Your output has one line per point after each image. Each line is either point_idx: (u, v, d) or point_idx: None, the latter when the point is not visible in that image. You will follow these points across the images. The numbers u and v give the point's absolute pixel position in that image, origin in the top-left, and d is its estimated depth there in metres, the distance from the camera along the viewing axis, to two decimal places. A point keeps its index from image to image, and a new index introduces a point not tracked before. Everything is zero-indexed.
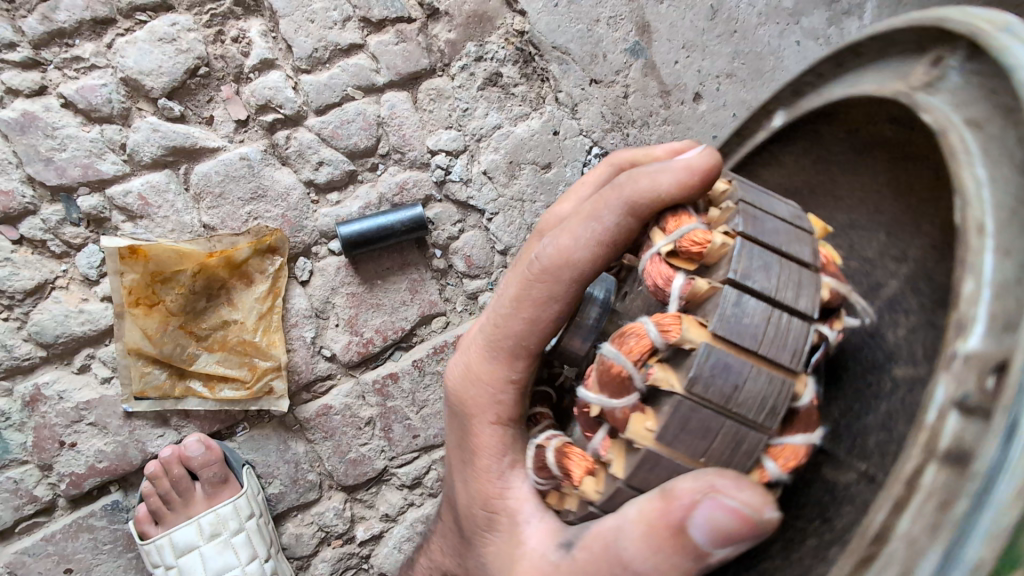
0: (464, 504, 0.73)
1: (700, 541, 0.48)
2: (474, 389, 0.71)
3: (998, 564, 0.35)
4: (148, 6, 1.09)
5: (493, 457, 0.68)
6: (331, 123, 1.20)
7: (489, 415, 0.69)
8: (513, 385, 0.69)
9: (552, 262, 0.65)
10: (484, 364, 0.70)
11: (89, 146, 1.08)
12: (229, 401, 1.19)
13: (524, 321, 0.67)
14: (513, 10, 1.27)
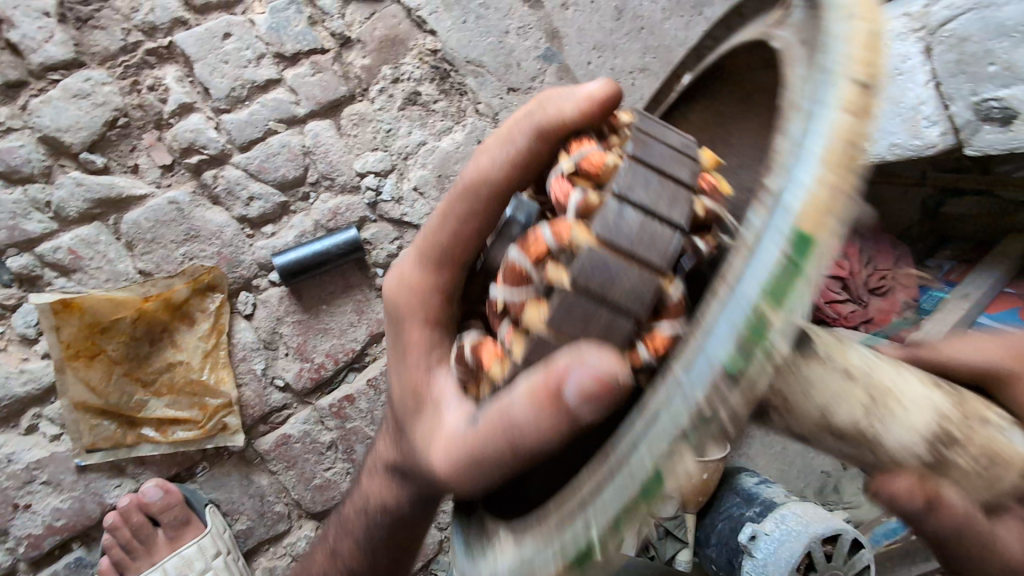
0: (395, 399, 0.68)
1: (575, 410, 0.45)
2: (405, 303, 0.67)
3: (748, 338, 0.36)
4: (60, 66, 1.11)
5: (421, 355, 0.65)
6: (257, 158, 1.23)
7: (417, 316, 0.66)
8: (442, 293, 0.67)
9: (470, 177, 0.65)
10: (416, 274, 0.68)
11: (14, 208, 1.10)
12: (184, 442, 1.20)
13: (450, 232, 0.66)
14: (423, 31, 1.31)
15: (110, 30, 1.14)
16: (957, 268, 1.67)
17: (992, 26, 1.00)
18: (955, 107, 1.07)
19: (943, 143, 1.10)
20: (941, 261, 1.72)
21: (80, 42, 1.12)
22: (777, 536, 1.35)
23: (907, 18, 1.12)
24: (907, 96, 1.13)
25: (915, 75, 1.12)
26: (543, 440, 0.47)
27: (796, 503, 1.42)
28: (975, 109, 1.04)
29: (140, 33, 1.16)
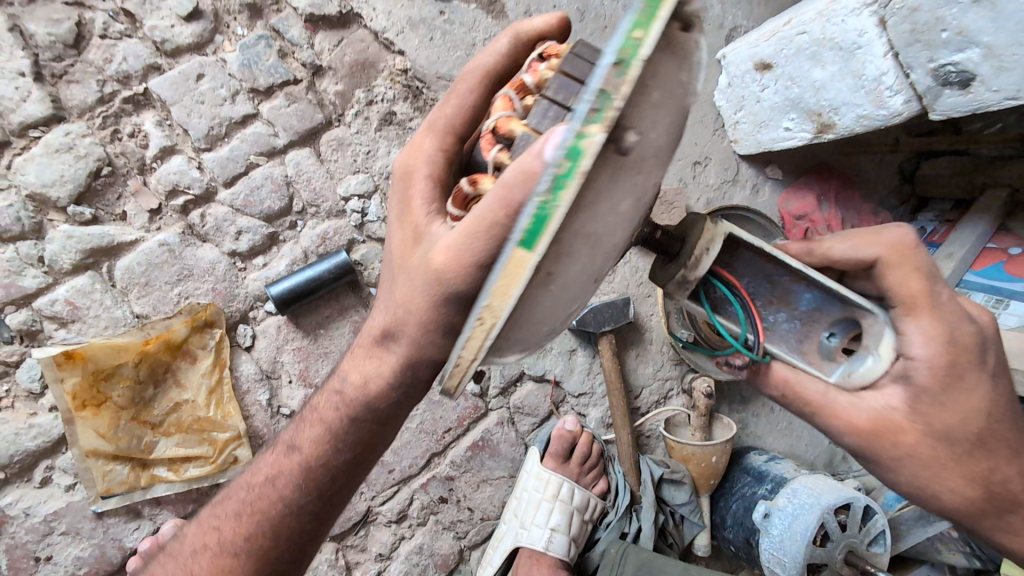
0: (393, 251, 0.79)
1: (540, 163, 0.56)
2: (418, 164, 0.81)
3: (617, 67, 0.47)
4: (38, 123, 1.13)
5: (422, 203, 0.78)
6: (242, 193, 1.26)
7: (422, 172, 0.80)
8: (442, 154, 0.82)
9: (472, 68, 0.87)
10: (425, 145, 0.83)
11: (7, 266, 1.11)
12: (197, 480, 1.21)
13: (454, 107, 0.85)
14: (392, 51, 1.34)
15: (85, 83, 1.16)
16: (940, 229, 1.69)
17: None
18: (916, 75, 1.10)
19: (908, 110, 1.16)
20: (925, 222, 1.75)
21: (58, 97, 1.14)
22: (790, 511, 1.37)
23: None
24: (867, 69, 1.17)
25: (874, 46, 1.14)
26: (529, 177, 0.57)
27: (807, 476, 1.44)
28: (934, 74, 1.07)
29: (115, 83, 1.18)
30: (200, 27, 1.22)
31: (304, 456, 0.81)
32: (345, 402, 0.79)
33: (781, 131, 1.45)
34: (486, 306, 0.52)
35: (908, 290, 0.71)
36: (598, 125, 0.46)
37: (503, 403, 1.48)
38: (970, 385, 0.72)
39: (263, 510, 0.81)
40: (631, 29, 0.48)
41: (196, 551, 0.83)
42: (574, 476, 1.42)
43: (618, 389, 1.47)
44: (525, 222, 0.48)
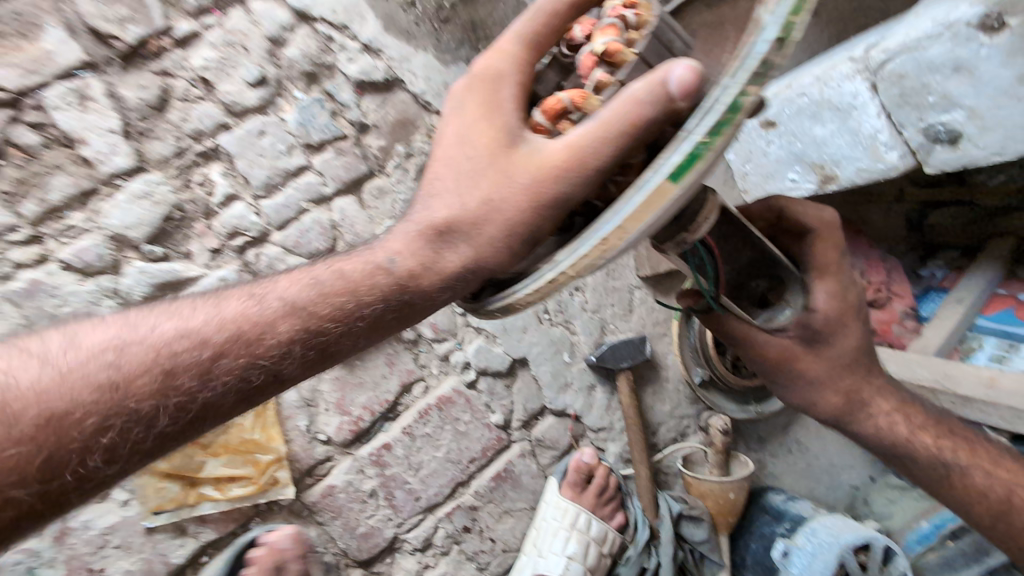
0: (460, 153, 0.71)
1: (669, 93, 0.58)
2: (503, 67, 0.72)
3: (777, 38, 0.53)
4: (124, 173, 1.29)
5: (507, 108, 0.70)
6: (293, 235, 1.40)
7: (509, 79, 0.72)
8: (526, 62, 0.73)
9: None
10: (509, 45, 0.74)
11: (88, 297, 1.24)
12: (240, 498, 1.30)
13: (541, 13, 0.74)
14: (430, 112, 1.51)
15: (165, 139, 1.33)
16: (950, 275, 1.76)
17: (923, 64, 1.10)
18: (908, 132, 1.21)
19: (903, 164, 1.26)
20: (933, 269, 1.81)
21: (141, 151, 1.31)
22: (810, 549, 1.38)
23: (852, 62, 1.23)
24: (864, 127, 1.28)
25: (868, 108, 1.25)
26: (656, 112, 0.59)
27: (825, 515, 1.46)
28: (925, 132, 1.17)
29: (190, 139, 1.34)
30: (265, 91, 1.39)
31: (287, 328, 0.71)
32: (390, 286, 0.71)
33: (787, 182, 1.55)
34: (617, 227, 0.58)
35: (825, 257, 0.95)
36: (755, 89, 0.55)
37: (525, 435, 1.55)
38: (849, 324, 0.96)
39: (179, 383, 0.67)
40: (791, 7, 0.53)
41: (73, 382, 0.64)
42: (591, 506, 1.45)
43: (635, 426, 1.53)
44: (678, 157, 0.55)
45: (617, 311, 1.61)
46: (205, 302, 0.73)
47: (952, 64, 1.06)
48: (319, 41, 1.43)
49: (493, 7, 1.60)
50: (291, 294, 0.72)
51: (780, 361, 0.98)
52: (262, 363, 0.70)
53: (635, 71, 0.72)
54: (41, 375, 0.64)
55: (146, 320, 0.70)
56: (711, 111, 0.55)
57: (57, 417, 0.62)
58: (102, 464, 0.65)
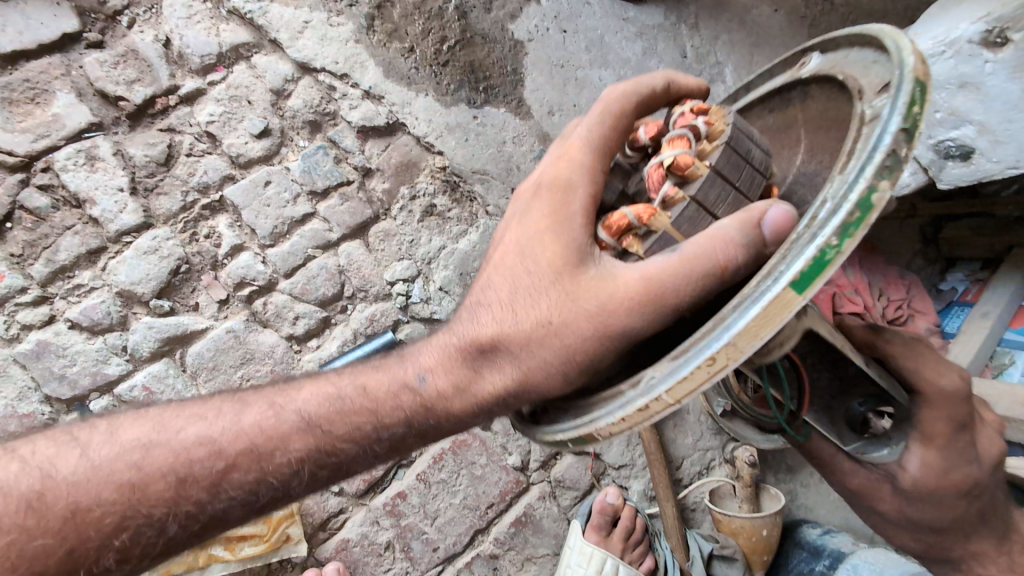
0: (528, 269, 0.70)
1: (766, 238, 0.62)
2: (575, 180, 0.72)
3: (905, 134, 0.52)
4: (131, 230, 1.30)
5: (578, 226, 0.69)
6: (300, 282, 1.39)
7: (581, 195, 0.71)
8: (600, 176, 0.73)
9: (625, 90, 0.79)
10: (584, 156, 0.73)
11: (95, 355, 1.24)
12: (251, 558, 1.26)
13: (608, 130, 0.76)
14: (432, 153, 1.50)
15: (172, 194, 1.34)
16: (972, 288, 1.73)
17: None
18: (917, 150, 1.19)
19: (915, 182, 1.23)
20: (955, 283, 1.78)
21: (149, 208, 1.32)
22: None
23: None
24: None
25: None
26: (750, 260, 0.61)
27: (867, 550, 1.36)
28: (935, 149, 1.16)
29: (196, 192, 1.35)
30: (269, 142, 1.40)
31: (299, 445, 0.74)
32: (417, 405, 0.73)
33: None
34: (728, 344, 0.52)
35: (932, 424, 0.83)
36: (887, 183, 0.51)
37: (544, 476, 1.49)
38: (939, 489, 0.88)
39: (189, 494, 0.71)
40: (910, 107, 0.53)
41: (97, 483, 0.69)
42: (618, 552, 1.39)
43: (658, 461, 1.47)
44: (804, 265, 0.50)
45: None
46: (228, 406, 0.76)
47: (958, 81, 1.05)
48: (321, 91, 1.44)
49: (491, 48, 1.55)
50: (306, 415, 0.75)
51: (861, 491, 0.95)
52: (271, 480, 0.74)
53: (707, 189, 0.69)
54: (78, 467, 0.70)
55: (174, 422, 0.74)
56: (838, 211, 0.51)
57: (80, 513, 0.68)
58: (114, 563, 0.70)
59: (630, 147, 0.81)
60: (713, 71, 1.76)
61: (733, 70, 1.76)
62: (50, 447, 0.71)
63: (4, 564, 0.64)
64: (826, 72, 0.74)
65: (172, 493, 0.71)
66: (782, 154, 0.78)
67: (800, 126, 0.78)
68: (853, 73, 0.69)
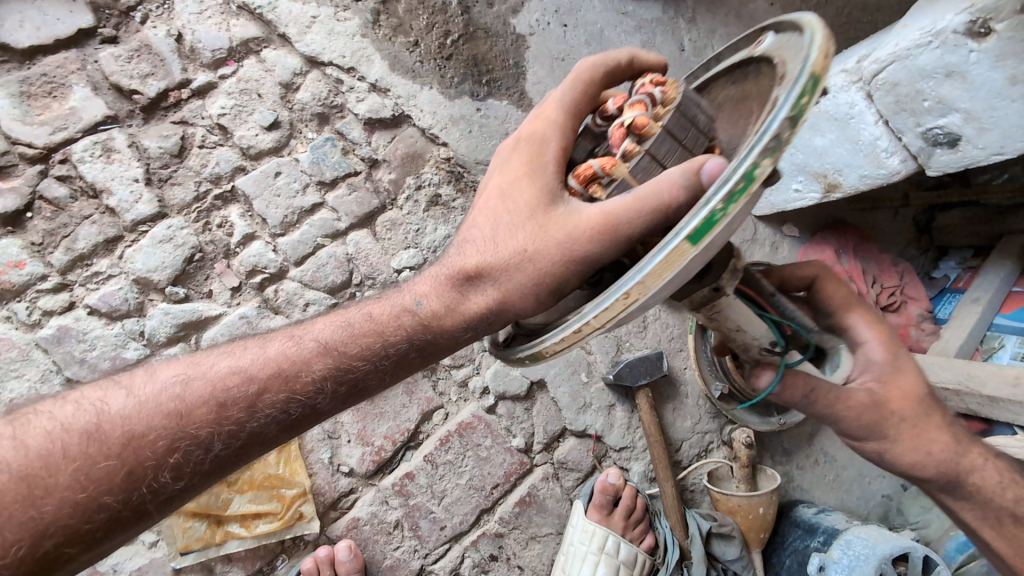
0: (505, 207, 0.78)
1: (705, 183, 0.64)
2: (548, 134, 0.82)
3: (792, 117, 0.56)
4: (146, 219, 1.34)
5: (549, 172, 0.78)
6: (310, 270, 1.43)
7: (551, 147, 0.81)
8: (569, 133, 0.83)
9: (596, 61, 0.89)
10: (555, 115, 0.83)
11: (114, 340, 1.28)
12: (266, 535, 1.31)
13: (578, 95, 0.86)
14: (437, 144, 1.54)
15: (185, 184, 1.38)
16: (963, 275, 1.77)
17: (914, 71, 1.13)
18: (907, 137, 1.24)
19: (905, 168, 1.30)
20: (947, 270, 1.83)
21: (163, 198, 1.36)
22: (847, 563, 1.34)
23: (844, 74, 1.27)
24: (863, 135, 1.31)
25: (865, 116, 1.29)
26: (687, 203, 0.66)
27: (860, 526, 1.41)
28: (924, 136, 1.20)
29: (209, 183, 1.39)
30: (278, 134, 1.44)
31: (321, 366, 0.79)
32: (415, 326, 0.80)
33: (791, 192, 1.59)
34: (637, 284, 0.58)
35: (852, 312, 0.99)
36: (770, 159, 0.56)
37: (547, 458, 1.53)
38: (911, 373, 0.95)
39: (229, 415, 0.75)
40: (801, 94, 0.57)
41: (147, 413, 0.73)
42: (619, 529, 1.44)
43: (658, 442, 1.51)
44: (696, 221, 0.56)
45: (632, 328, 1.60)
46: (253, 343, 0.81)
47: (944, 70, 1.09)
48: (329, 84, 1.48)
49: (494, 42, 1.59)
50: (326, 339, 0.80)
51: (873, 417, 0.93)
52: (300, 399, 0.78)
53: (659, 143, 0.75)
54: (128, 402, 0.74)
55: (208, 359, 0.79)
56: (726, 180, 0.56)
57: (136, 438, 0.72)
58: (170, 479, 0.73)
59: (599, 117, 0.88)
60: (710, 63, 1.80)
61: None
62: (96, 391, 0.75)
63: (76, 485, 0.68)
64: (772, 56, 0.76)
65: (213, 416, 0.75)
66: (728, 126, 0.79)
67: (754, 98, 0.77)
68: (790, 56, 0.70)
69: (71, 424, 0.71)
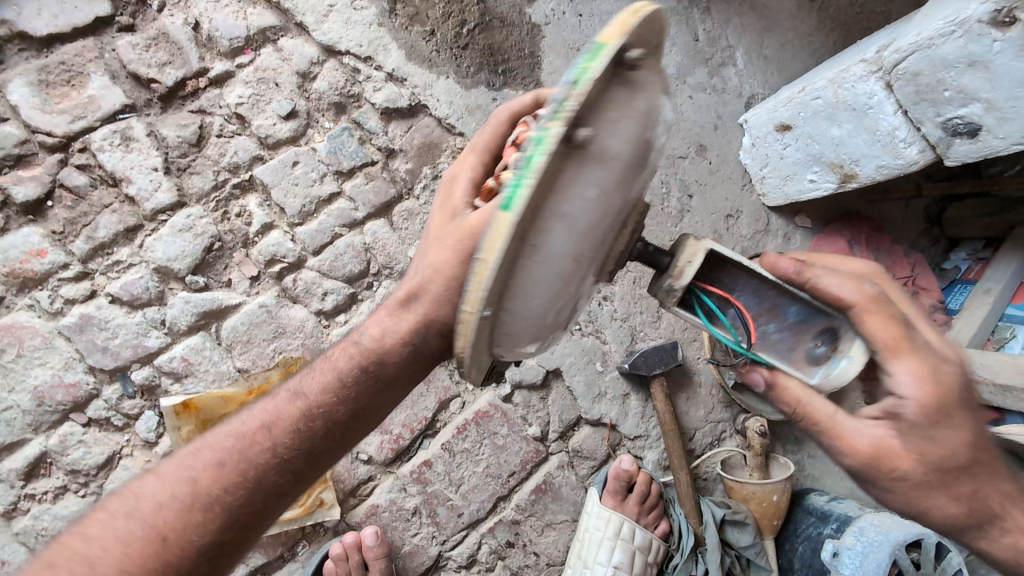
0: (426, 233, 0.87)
1: None
2: (462, 171, 0.92)
3: (573, 86, 0.61)
4: (166, 208, 1.34)
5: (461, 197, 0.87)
6: (328, 259, 1.44)
7: (467, 180, 0.91)
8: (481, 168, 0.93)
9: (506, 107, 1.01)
10: (472, 159, 0.95)
11: (136, 328, 1.29)
12: (288, 521, 1.33)
13: (489, 137, 0.97)
14: (453, 134, 1.54)
15: (204, 173, 1.38)
16: (974, 266, 1.78)
17: (936, 61, 1.14)
18: (926, 128, 1.24)
19: (924, 159, 1.30)
20: (958, 261, 1.84)
21: (182, 187, 1.36)
22: (861, 549, 1.35)
23: (864, 63, 1.28)
24: (882, 125, 1.32)
25: (884, 106, 1.30)
26: None
27: (872, 514, 1.42)
28: (943, 126, 1.20)
29: (227, 172, 1.39)
30: (296, 123, 1.44)
31: (298, 410, 0.80)
32: (361, 354, 0.81)
33: (806, 183, 1.60)
34: (479, 261, 0.62)
35: (925, 346, 0.80)
36: (557, 121, 0.60)
37: (563, 447, 1.55)
38: (951, 434, 0.79)
39: (235, 471, 0.78)
40: (580, 65, 0.62)
41: (167, 490, 0.78)
42: (634, 516, 1.45)
43: (672, 431, 1.52)
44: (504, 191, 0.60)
45: (646, 318, 1.60)
46: (245, 409, 0.85)
47: (966, 59, 1.10)
48: (346, 73, 1.47)
49: (509, 32, 1.58)
50: (301, 387, 0.82)
51: (874, 463, 0.82)
52: (288, 445, 0.79)
53: None
54: (155, 490, 0.78)
55: (217, 430, 0.83)
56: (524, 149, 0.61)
57: (164, 530, 0.75)
58: (200, 539, 0.76)
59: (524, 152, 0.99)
60: (724, 54, 1.80)
61: (743, 53, 1.80)
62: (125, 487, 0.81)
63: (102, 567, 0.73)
64: None
65: (221, 481, 0.77)
66: None
67: None
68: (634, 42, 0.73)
69: (108, 519, 0.77)
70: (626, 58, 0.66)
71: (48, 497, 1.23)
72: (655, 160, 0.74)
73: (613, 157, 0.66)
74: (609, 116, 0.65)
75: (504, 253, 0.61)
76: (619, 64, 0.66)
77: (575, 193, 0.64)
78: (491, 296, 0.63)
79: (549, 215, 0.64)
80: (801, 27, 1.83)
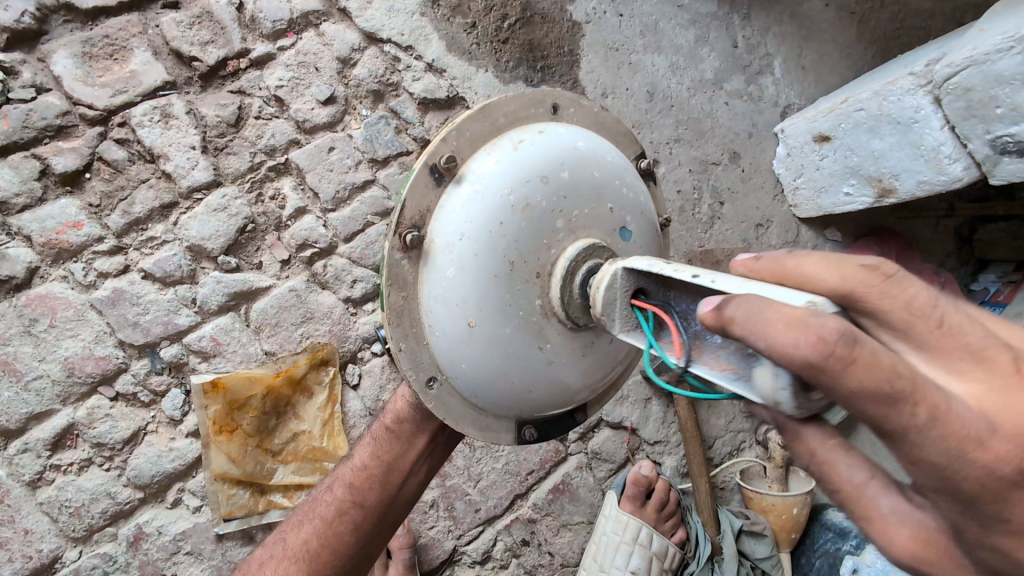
0: None
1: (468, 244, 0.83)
2: None
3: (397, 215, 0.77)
4: (201, 187, 1.34)
5: None
6: (359, 247, 1.44)
7: None
8: None
9: None
10: None
11: (167, 306, 1.29)
12: None
13: None
14: None
15: (240, 154, 1.37)
16: (1004, 289, 1.74)
17: (991, 77, 1.12)
18: (973, 145, 1.22)
19: (968, 176, 1.28)
20: (987, 283, 1.81)
21: (218, 166, 1.36)
22: (882, 568, 1.32)
23: (913, 76, 1.28)
24: (926, 140, 1.31)
25: (931, 121, 1.28)
26: None
27: None
28: (991, 144, 1.19)
29: (263, 154, 1.39)
30: (334, 109, 1.44)
31: (352, 468, 1.02)
32: (384, 419, 1.02)
33: (841, 196, 1.58)
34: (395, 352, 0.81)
35: (937, 410, 0.47)
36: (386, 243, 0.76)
37: (582, 447, 1.54)
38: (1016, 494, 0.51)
39: (324, 528, 0.98)
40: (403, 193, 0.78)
41: (290, 544, 1.00)
42: (651, 521, 1.44)
43: (694, 437, 1.52)
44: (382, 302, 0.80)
45: None
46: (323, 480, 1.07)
47: None
48: (386, 61, 1.47)
49: (550, 28, 1.57)
50: (352, 451, 1.06)
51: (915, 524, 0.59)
52: (345, 499, 0.99)
53: None
54: (276, 550, 1.01)
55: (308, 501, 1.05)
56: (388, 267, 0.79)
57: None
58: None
59: None
60: (761, 62, 1.78)
61: (781, 62, 1.79)
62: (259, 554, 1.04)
63: None
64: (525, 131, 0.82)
65: (316, 538, 0.98)
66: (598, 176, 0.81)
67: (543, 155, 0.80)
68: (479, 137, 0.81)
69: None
70: (436, 165, 0.78)
71: (73, 469, 1.23)
72: (531, 218, 0.75)
73: (455, 241, 0.75)
74: (439, 218, 0.78)
75: (402, 343, 0.79)
76: (432, 175, 0.78)
77: (436, 279, 0.77)
78: (420, 378, 0.80)
79: (427, 302, 0.78)
80: (840, 39, 1.81)
